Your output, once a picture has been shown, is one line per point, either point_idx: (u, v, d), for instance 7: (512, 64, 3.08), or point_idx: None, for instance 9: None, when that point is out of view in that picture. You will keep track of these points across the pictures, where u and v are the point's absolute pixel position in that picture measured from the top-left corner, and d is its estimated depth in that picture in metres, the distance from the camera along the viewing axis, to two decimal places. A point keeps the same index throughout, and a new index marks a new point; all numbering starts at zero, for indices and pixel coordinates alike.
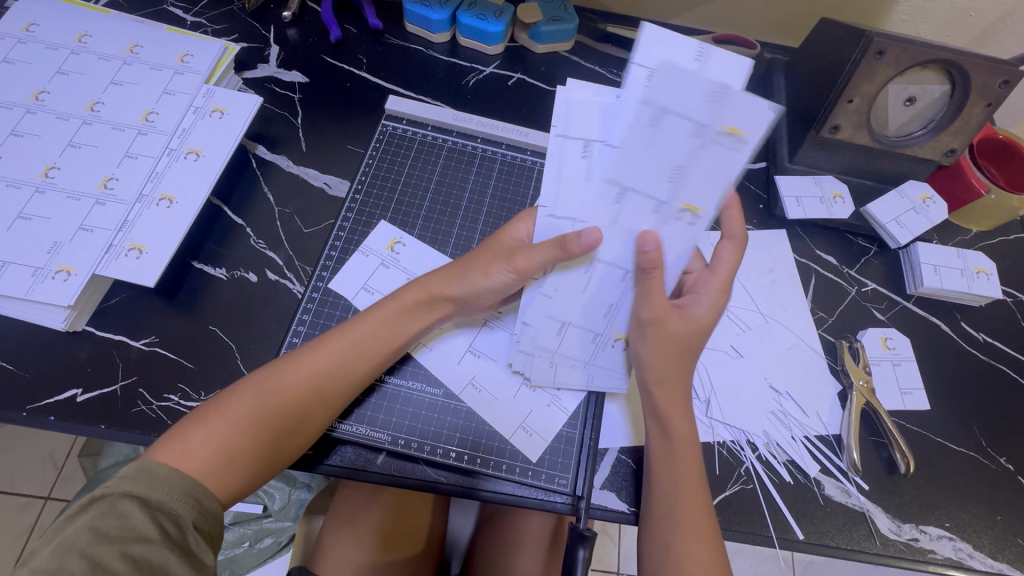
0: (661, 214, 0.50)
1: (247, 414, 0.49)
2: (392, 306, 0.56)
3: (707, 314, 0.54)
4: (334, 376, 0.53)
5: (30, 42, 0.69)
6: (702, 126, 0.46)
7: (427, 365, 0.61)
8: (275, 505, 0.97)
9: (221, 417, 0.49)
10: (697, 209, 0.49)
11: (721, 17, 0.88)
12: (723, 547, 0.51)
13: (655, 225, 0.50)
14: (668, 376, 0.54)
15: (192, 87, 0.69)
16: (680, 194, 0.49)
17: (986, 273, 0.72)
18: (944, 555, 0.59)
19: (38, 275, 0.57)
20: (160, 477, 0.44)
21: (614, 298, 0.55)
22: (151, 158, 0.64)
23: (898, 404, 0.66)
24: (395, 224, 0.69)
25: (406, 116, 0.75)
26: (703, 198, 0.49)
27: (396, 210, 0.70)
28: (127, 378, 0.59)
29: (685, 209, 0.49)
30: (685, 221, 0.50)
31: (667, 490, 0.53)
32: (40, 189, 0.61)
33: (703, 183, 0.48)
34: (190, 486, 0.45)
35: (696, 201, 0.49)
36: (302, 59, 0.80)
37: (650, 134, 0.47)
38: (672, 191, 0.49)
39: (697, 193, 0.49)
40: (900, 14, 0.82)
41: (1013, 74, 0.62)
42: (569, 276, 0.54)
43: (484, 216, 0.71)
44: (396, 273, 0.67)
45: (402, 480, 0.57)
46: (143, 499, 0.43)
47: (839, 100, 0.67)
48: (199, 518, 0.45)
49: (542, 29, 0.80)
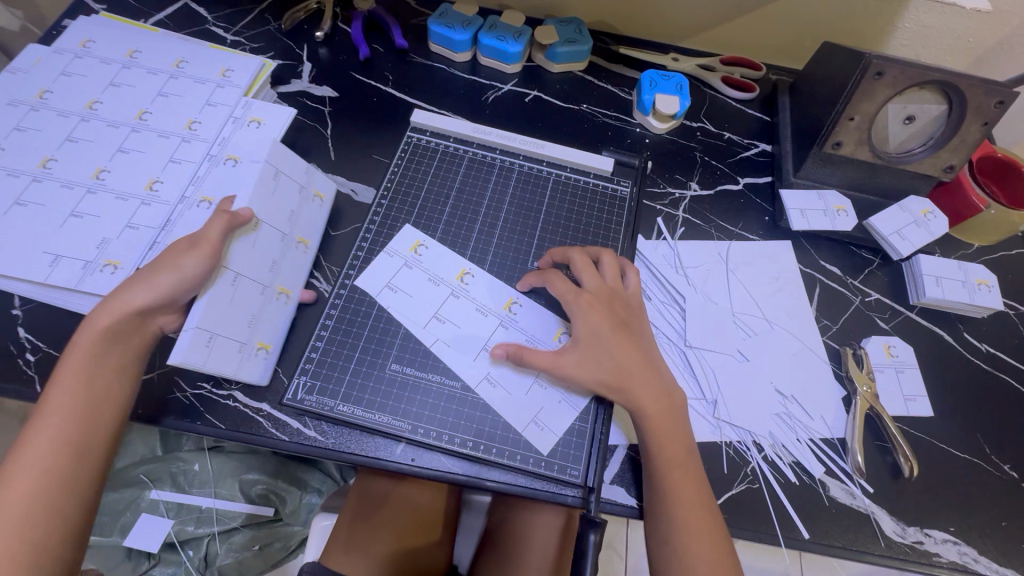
0: (268, 293, 0.63)
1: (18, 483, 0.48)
2: (112, 308, 0.54)
3: (585, 331, 0.61)
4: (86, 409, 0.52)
5: (86, 57, 0.75)
6: (267, 286, 0.63)
7: (444, 362, 0.63)
8: (287, 508, 1.02)
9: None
10: (289, 292, 0.66)
11: (729, 40, 0.93)
12: (733, 552, 0.55)
13: (261, 301, 0.62)
14: (631, 377, 0.59)
15: (233, 100, 0.75)
16: (296, 231, 0.68)
17: (988, 285, 0.74)
18: (949, 558, 0.60)
19: (87, 268, 0.61)
20: None
21: (256, 310, 0.61)
22: (193, 163, 0.69)
23: (902, 410, 0.67)
24: (418, 226, 0.72)
25: (429, 129, 0.79)
26: (309, 235, 0.70)
27: (420, 216, 0.73)
28: (164, 366, 0.62)
29: (281, 291, 0.65)
30: (282, 300, 0.65)
31: (666, 497, 0.55)
32: (92, 189, 0.66)
33: (288, 300, 0.65)
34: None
35: (307, 238, 0.69)
36: (332, 75, 0.85)
37: (230, 291, 0.59)
38: (272, 276, 0.64)
39: (308, 232, 0.69)
40: (900, 40, 0.86)
41: (1008, 94, 0.65)
42: (225, 314, 0.58)
43: (542, 223, 0.74)
44: (419, 274, 0.69)
45: (417, 469, 0.59)
46: None
47: (841, 117, 0.71)
48: None
49: (558, 50, 0.86)
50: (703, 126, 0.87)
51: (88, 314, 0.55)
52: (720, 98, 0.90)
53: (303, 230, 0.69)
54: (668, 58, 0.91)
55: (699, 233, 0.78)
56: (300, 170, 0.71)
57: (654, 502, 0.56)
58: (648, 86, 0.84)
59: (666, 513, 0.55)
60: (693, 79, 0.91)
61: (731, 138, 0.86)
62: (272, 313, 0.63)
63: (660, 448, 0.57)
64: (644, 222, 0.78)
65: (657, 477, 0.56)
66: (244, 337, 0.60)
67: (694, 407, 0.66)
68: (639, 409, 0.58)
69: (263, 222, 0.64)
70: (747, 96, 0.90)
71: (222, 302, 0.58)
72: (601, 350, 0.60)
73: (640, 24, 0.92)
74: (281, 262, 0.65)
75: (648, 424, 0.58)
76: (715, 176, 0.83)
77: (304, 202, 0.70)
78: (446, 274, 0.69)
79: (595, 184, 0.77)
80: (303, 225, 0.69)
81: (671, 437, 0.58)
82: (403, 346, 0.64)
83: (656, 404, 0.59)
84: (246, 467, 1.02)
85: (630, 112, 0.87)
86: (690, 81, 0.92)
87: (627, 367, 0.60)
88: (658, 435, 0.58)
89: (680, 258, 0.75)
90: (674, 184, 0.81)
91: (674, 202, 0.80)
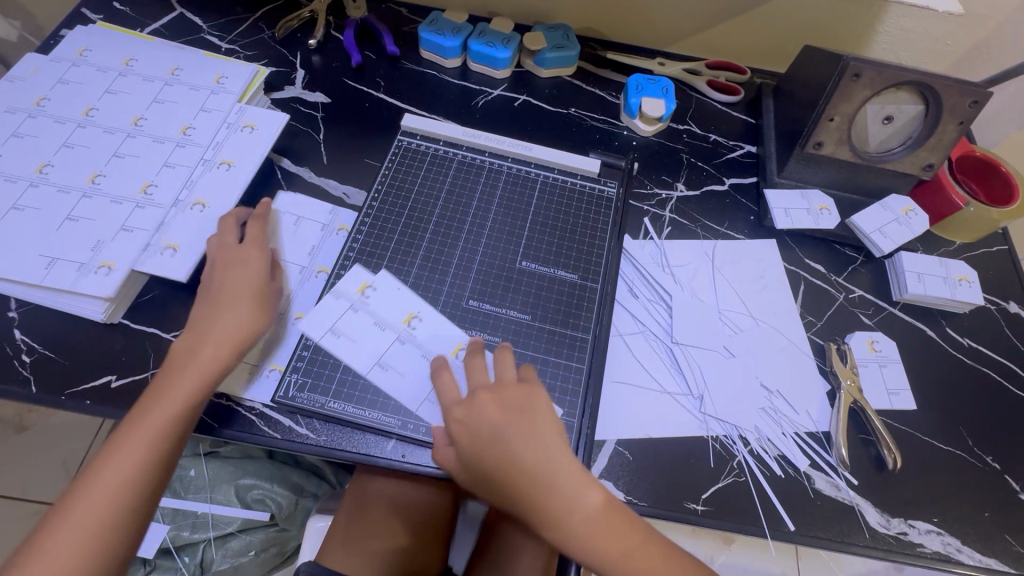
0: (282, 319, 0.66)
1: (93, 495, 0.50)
2: (218, 343, 0.58)
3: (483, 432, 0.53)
4: (172, 437, 0.54)
5: (83, 65, 0.77)
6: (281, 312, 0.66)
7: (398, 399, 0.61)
8: (282, 514, 1.01)
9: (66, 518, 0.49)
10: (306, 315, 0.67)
11: (714, 45, 0.95)
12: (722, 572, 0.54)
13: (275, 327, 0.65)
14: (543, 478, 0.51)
15: (226, 106, 0.76)
16: (315, 261, 0.70)
17: (968, 281, 0.75)
18: (932, 549, 0.61)
19: (83, 270, 0.62)
20: None
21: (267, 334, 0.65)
22: (187, 167, 0.71)
23: (886, 404, 0.68)
24: (392, 266, 0.69)
25: (420, 132, 0.81)
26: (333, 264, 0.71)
27: (393, 261, 0.70)
28: (157, 366, 0.63)
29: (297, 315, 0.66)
30: (296, 323, 0.66)
31: None
32: (88, 194, 0.67)
33: (307, 299, 0.67)
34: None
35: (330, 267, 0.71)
36: (325, 81, 0.87)
37: None
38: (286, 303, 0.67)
39: (329, 261, 0.71)
40: (880, 44, 0.88)
41: (981, 94, 0.67)
42: None
43: (531, 222, 0.75)
44: (365, 317, 0.65)
45: (407, 465, 0.60)
46: None
47: (821, 117, 0.73)
48: None
49: (546, 55, 0.88)
50: (689, 128, 0.89)
51: (189, 343, 0.58)
52: (706, 102, 0.92)
53: (324, 261, 0.71)
54: (655, 62, 0.93)
55: (685, 232, 0.80)
56: (323, 209, 0.75)
57: None
58: (634, 90, 0.86)
59: None
60: (679, 83, 0.93)
61: (716, 139, 0.88)
62: (281, 336, 0.65)
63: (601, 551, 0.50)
64: (631, 222, 0.79)
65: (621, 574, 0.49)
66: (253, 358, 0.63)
67: (681, 402, 0.67)
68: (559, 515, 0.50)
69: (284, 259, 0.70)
70: (732, 99, 0.91)
71: None
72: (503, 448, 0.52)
73: (626, 30, 0.94)
74: (297, 290, 0.68)
75: (574, 526, 0.50)
76: (701, 177, 0.84)
77: (326, 235, 0.73)
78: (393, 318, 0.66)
79: (583, 185, 0.79)
80: (326, 257, 0.71)
81: (613, 532, 0.50)
82: (391, 343, 0.64)
83: (578, 499, 0.51)
84: (242, 472, 1.02)
85: (618, 115, 0.89)
86: (676, 85, 0.93)
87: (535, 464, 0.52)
88: (595, 537, 0.50)
89: (666, 257, 0.77)
90: (661, 185, 0.83)
91: (660, 203, 0.81)
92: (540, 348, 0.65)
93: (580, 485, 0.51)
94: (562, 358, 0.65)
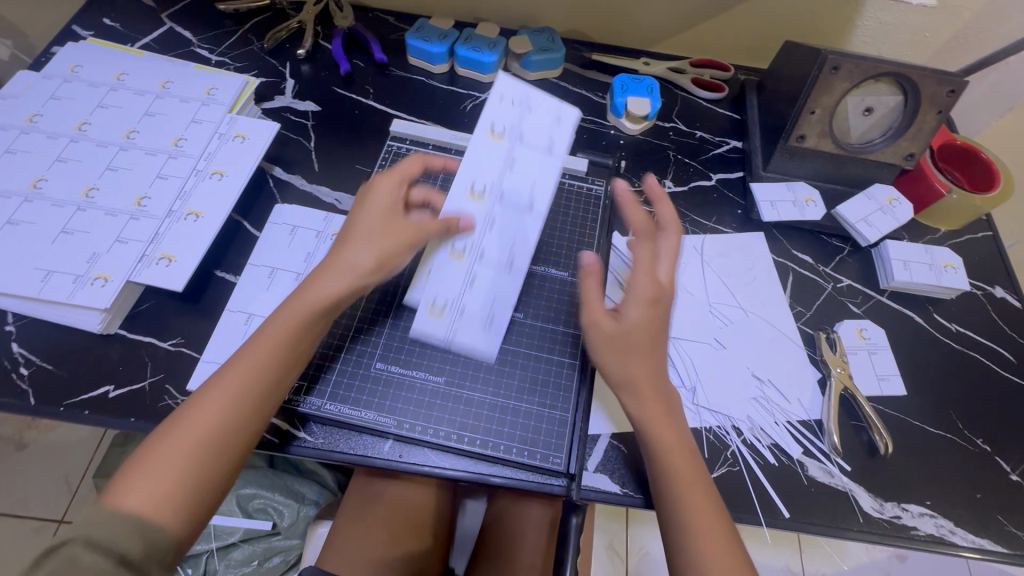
0: None
1: (183, 440, 0.49)
2: (343, 265, 0.57)
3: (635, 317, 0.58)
4: (265, 394, 0.53)
5: (74, 81, 0.78)
6: None
7: (416, 405, 0.62)
8: (285, 523, 1.02)
9: (159, 452, 0.49)
10: None
11: (697, 44, 0.96)
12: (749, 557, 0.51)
13: None
14: (646, 407, 0.56)
15: (217, 116, 0.77)
16: (312, 267, 0.71)
17: (954, 266, 0.76)
18: (926, 531, 0.62)
19: (78, 282, 0.63)
20: (99, 519, 0.45)
21: None
22: (180, 178, 0.72)
23: (875, 390, 0.69)
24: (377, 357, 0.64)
25: (408, 137, 0.82)
26: None
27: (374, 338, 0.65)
28: (154, 376, 0.64)
29: None
30: None
31: (694, 546, 0.51)
32: (82, 207, 0.68)
33: None
34: (137, 522, 0.46)
35: None
36: (314, 90, 0.88)
37: (243, 330, 0.66)
38: None
39: None
40: (860, 37, 0.90)
41: (958, 83, 0.68)
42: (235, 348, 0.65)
43: None
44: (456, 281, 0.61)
45: (404, 466, 0.61)
46: (90, 540, 0.43)
47: (803, 111, 0.74)
48: (147, 552, 0.45)
49: (533, 58, 0.89)
50: (675, 125, 0.90)
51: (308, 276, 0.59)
52: (691, 99, 0.93)
53: None
54: (640, 62, 0.94)
55: None
56: (318, 216, 0.76)
57: (674, 540, 0.52)
58: (619, 90, 0.87)
59: (691, 558, 0.50)
60: (664, 81, 0.95)
61: (702, 136, 0.89)
62: None
63: (683, 483, 0.54)
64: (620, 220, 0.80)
65: (680, 504, 0.53)
66: None
67: None
68: (654, 446, 0.56)
69: (282, 268, 0.71)
70: (717, 96, 0.93)
71: (231, 342, 0.66)
72: (632, 361, 0.57)
73: (611, 32, 0.96)
74: None
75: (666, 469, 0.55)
76: (689, 173, 0.86)
77: (321, 240, 0.74)
78: (500, 120, 0.61)
79: (572, 184, 0.80)
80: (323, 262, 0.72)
81: (687, 459, 0.55)
82: (385, 345, 0.65)
83: (670, 422, 0.56)
84: (243, 481, 1.03)
85: (605, 115, 0.90)
86: (661, 83, 0.95)
87: (652, 379, 0.57)
88: (677, 463, 0.55)
89: None
90: None
91: (649, 199, 0.83)
92: (529, 347, 0.66)
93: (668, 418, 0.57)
94: (557, 353, 0.66)
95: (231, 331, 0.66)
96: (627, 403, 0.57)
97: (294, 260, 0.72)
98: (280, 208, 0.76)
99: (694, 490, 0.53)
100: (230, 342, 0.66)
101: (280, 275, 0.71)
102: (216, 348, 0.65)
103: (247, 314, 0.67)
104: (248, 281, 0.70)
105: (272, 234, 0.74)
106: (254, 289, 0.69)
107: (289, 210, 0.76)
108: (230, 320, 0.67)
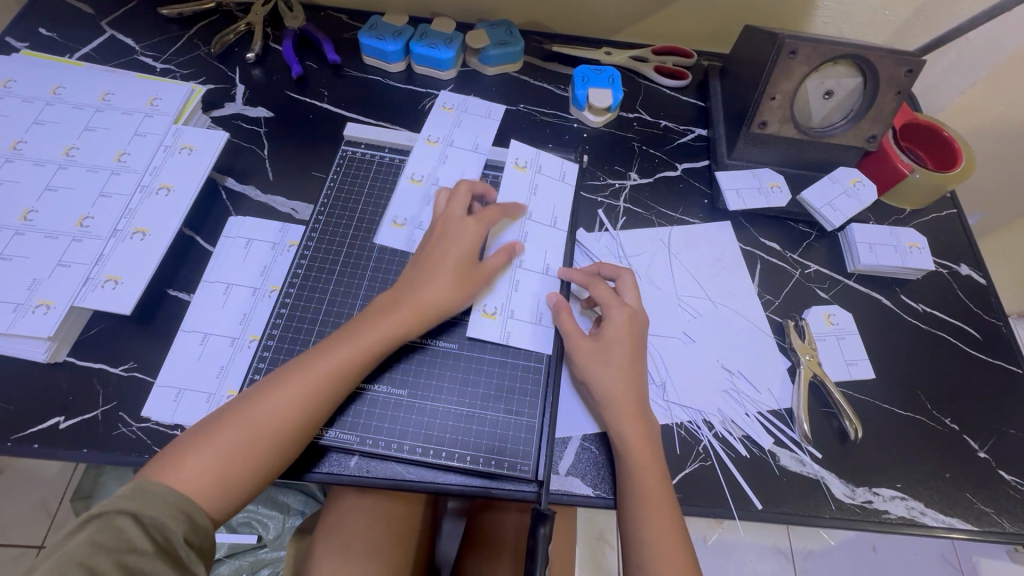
0: (239, 343, 0.65)
1: (245, 442, 0.52)
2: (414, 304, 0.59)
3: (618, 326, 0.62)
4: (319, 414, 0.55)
5: (8, 96, 0.74)
6: (237, 338, 0.65)
7: (396, 423, 0.60)
8: (270, 534, 1.01)
9: (209, 441, 0.52)
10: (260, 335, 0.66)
11: (659, 31, 0.95)
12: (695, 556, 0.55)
13: (229, 356, 0.64)
14: (624, 415, 0.59)
15: (162, 128, 0.74)
16: (269, 280, 0.69)
17: (919, 247, 0.76)
18: (897, 514, 0.62)
19: (19, 311, 0.60)
20: (152, 494, 0.48)
21: (224, 361, 0.64)
22: (125, 196, 0.69)
23: (844, 374, 0.69)
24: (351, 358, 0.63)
25: (363, 141, 0.79)
26: None
27: None
28: (107, 404, 0.61)
29: (253, 338, 0.66)
30: (252, 346, 0.65)
31: (649, 557, 0.54)
32: (20, 231, 0.65)
33: (263, 321, 0.67)
34: (177, 502, 0.49)
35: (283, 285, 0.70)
36: (266, 96, 0.85)
37: (198, 351, 0.64)
38: (241, 328, 0.66)
39: (281, 278, 0.70)
40: (821, 18, 0.89)
41: (915, 63, 0.68)
42: (190, 370, 0.63)
43: None
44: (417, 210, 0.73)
45: (371, 480, 0.59)
46: (136, 514, 0.47)
47: (763, 97, 0.73)
48: (190, 533, 0.48)
49: (491, 53, 0.87)
50: (639, 116, 0.89)
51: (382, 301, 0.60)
52: (655, 88, 0.92)
53: (277, 279, 0.70)
54: (601, 52, 0.92)
55: (641, 221, 0.80)
56: (273, 227, 0.73)
57: (631, 553, 0.55)
58: (580, 81, 0.85)
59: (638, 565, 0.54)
60: (626, 71, 0.93)
61: (667, 125, 0.88)
62: (237, 362, 0.64)
63: (649, 499, 0.56)
64: (585, 215, 0.79)
65: (644, 514, 0.55)
66: (212, 389, 0.62)
67: None
68: (626, 458, 0.58)
69: (237, 283, 0.69)
70: (681, 83, 0.91)
71: (185, 365, 0.63)
72: (613, 360, 0.61)
73: (571, 22, 0.94)
74: (252, 313, 0.67)
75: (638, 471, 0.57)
76: (654, 164, 0.84)
77: (277, 252, 0.71)
78: (434, 132, 0.78)
79: None
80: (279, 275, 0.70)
81: (656, 472, 0.57)
82: None
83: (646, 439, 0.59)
84: None
85: (568, 108, 0.88)
86: (624, 73, 0.93)
87: (630, 384, 0.60)
88: (648, 475, 0.57)
89: (622, 247, 0.77)
90: (613, 175, 0.83)
91: (614, 193, 0.81)
92: (494, 351, 0.65)
93: (641, 429, 0.59)
94: (522, 353, 0.65)
95: (185, 354, 0.64)
96: (606, 415, 0.60)
97: (250, 274, 0.70)
98: (234, 222, 0.73)
99: (661, 508, 0.55)
100: (184, 365, 0.63)
101: (236, 290, 0.68)
102: (170, 372, 0.63)
103: (202, 334, 0.65)
104: (201, 299, 0.67)
105: (225, 248, 0.71)
106: (209, 307, 0.67)
107: (243, 223, 0.73)
108: (184, 341, 0.65)
